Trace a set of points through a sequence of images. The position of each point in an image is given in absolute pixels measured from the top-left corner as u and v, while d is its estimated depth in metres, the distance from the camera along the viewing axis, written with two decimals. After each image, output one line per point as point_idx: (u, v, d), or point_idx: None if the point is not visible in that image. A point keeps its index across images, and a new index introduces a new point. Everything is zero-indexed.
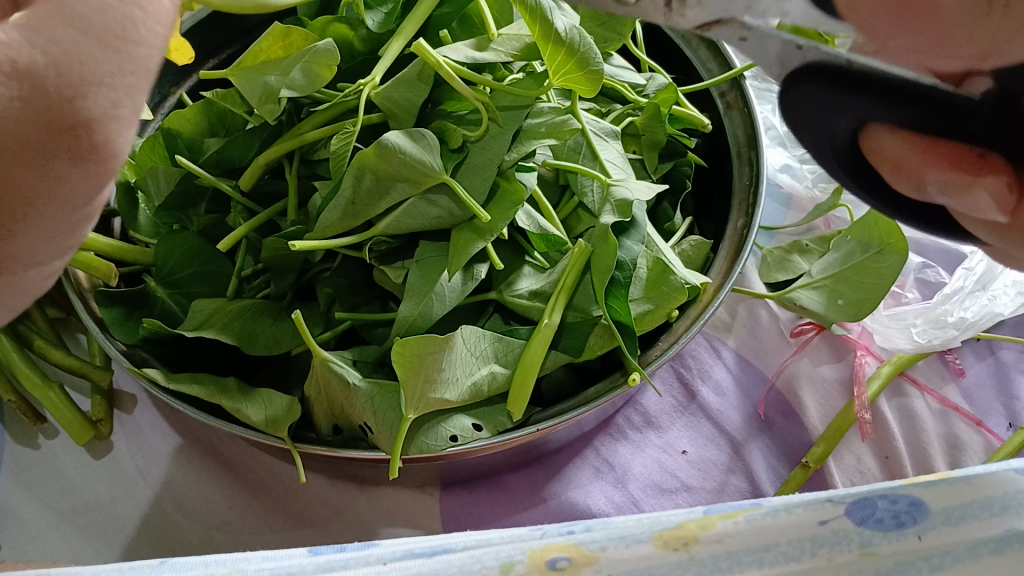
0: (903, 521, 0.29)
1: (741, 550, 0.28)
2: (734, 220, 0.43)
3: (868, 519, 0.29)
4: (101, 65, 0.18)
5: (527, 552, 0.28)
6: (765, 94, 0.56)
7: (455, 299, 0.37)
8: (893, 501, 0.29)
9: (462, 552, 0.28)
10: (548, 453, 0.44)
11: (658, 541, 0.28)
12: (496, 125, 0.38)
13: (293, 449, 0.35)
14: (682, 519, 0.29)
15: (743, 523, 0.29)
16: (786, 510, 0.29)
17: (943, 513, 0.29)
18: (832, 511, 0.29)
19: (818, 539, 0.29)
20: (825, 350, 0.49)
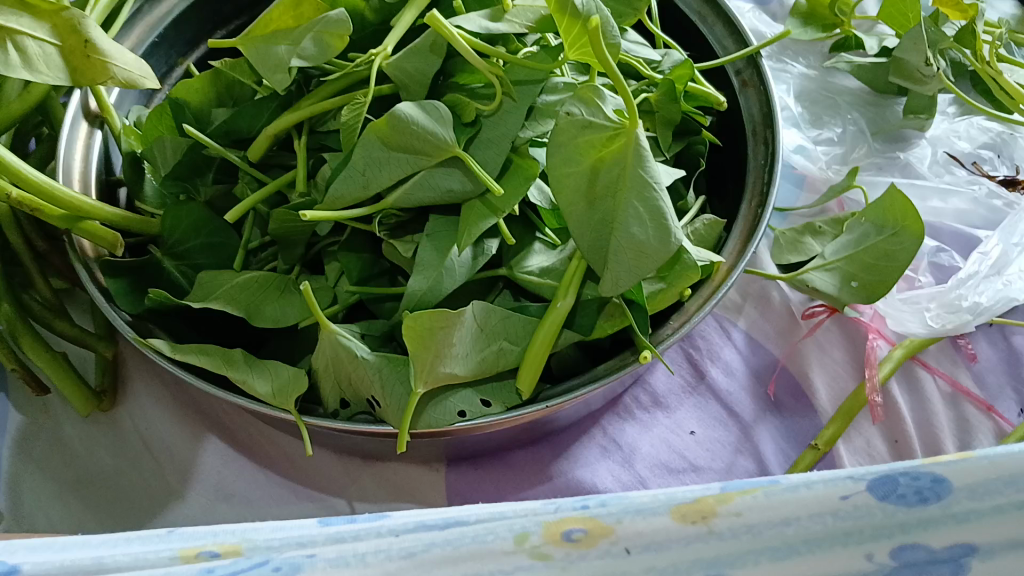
0: (927, 498, 0.28)
1: (760, 523, 0.28)
2: (748, 199, 0.42)
3: (890, 495, 0.28)
4: None
5: (543, 523, 0.28)
6: (780, 75, 0.55)
7: (465, 273, 0.37)
8: (915, 478, 0.28)
9: (477, 524, 0.28)
10: (555, 431, 0.44)
11: (675, 514, 0.28)
12: (512, 97, 0.37)
13: (301, 422, 0.35)
14: (700, 494, 0.28)
15: (762, 498, 0.28)
16: (805, 487, 0.28)
17: (967, 490, 0.28)
18: (853, 487, 0.28)
19: (838, 514, 0.28)
20: (836, 333, 0.48)
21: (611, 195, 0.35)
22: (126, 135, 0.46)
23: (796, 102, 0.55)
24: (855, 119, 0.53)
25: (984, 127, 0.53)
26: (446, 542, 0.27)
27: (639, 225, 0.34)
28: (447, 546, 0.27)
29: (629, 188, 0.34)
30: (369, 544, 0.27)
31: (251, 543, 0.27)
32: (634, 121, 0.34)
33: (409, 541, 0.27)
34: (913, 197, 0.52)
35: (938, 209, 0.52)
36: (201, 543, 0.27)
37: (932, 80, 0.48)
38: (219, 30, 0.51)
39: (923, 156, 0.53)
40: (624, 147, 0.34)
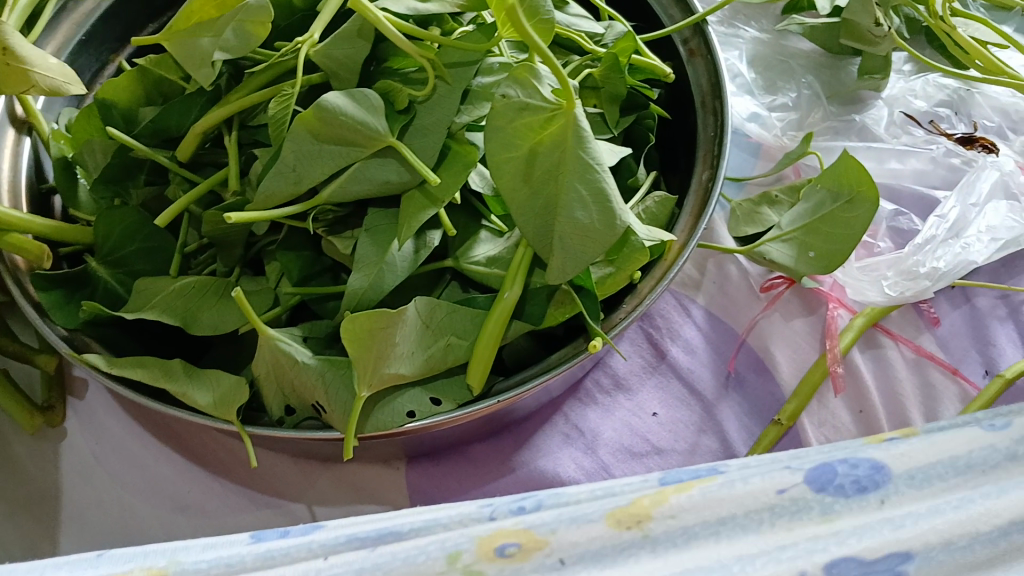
0: (865, 486, 0.28)
1: (696, 524, 0.27)
2: (699, 173, 0.41)
3: (828, 486, 0.28)
4: None
5: (475, 539, 0.27)
6: (732, 40, 0.54)
7: (407, 268, 0.35)
8: (853, 467, 0.29)
9: (408, 542, 0.27)
10: (516, 421, 0.43)
11: (610, 520, 0.27)
12: (447, 80, 0.35)
13: (243, 433, 0.34)
14: (636, 497, 0.28)
15: (697, 497, 0.28)
16: (742, 482, 0.28)
17: (906, 476, 0.28)
18: (789, 480, 0.28)
19: (776, 509, 0.28)
20: (797, 303, 0.47)
21: (552, 179, 0.34)
22: (56, 140, 0.43)
23: (749, 68, 0.53)
24: (810, 83, 0.52)
25: (939, 84, 0.52)
26: (374, 566, 0.26)
27: (583, 209, 0.33)
28: (376, 570, 0.25)
29: (571, 171, 0.33)
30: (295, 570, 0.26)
31: (179, 566, 0.26)
32: (571, 102, 0.32)
33: (338, 566, 0.26)
34: (871, 160, 0.51)
35: (896, 171, 0.50)
36: (129, 568, 0.26)
37: (884, 40, 0.47)
38: (151, 24, 0.49)
39: (878, 117, 0.52)
40: (563, 129, 0.33)
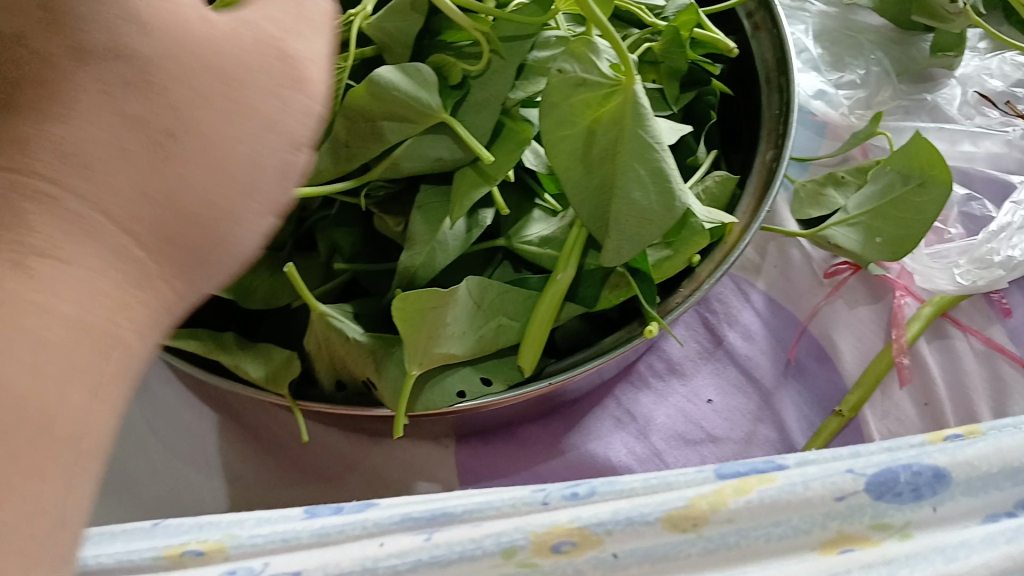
0: (922, 493, 0.28)
1: (749, 525, 0.28)
2: (763, 152, 0.40)
3: (886, 494, 0.28)
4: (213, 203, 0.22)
5: (531, 536, 0.28)
6: (797, 14, 0.51)
7: (458, 247, 0.35)
8: (916, 475, 0.28)
9: (467, 528, 0.28)
10: (566, 403, 0.42)
11: (666, 524, 0.28)
12: (503, 53, 0.34)
13: (294, 407, 0.34)
14: (693, 497, 0.28)
15: (756, 502, 0.28)
16: (803, 486, 0.28)
17: (964, 485, 0.28)
18: (850, 487, 0.28)
19: (830, 513, 0.28)
20: (861, 289, 0.46)
21: (610, 159, 0.33)
22: None
23: (816, 43, 0.51)
24: (878, 60, 0.49)
25: (1019, 63, 0.49)
26: (433, 560, 0.28)
27: (640, 190, 0.32)
28: (433, 564, 0.28)
29: (629, 150, 0.32)
30: (351, 561, 0.28)
31: (235, 541, 0.29)
32: (631, 78, 0.32)
33: (395, 557, 0.28)
34: (942, 141, 0.49)
35: (969, 153, 0.48)
36: (186, 540, 0.29)
37: (958, 17, 0.45)
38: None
39: (951, 97, 0.49)
40: (620, 107, 0.32)
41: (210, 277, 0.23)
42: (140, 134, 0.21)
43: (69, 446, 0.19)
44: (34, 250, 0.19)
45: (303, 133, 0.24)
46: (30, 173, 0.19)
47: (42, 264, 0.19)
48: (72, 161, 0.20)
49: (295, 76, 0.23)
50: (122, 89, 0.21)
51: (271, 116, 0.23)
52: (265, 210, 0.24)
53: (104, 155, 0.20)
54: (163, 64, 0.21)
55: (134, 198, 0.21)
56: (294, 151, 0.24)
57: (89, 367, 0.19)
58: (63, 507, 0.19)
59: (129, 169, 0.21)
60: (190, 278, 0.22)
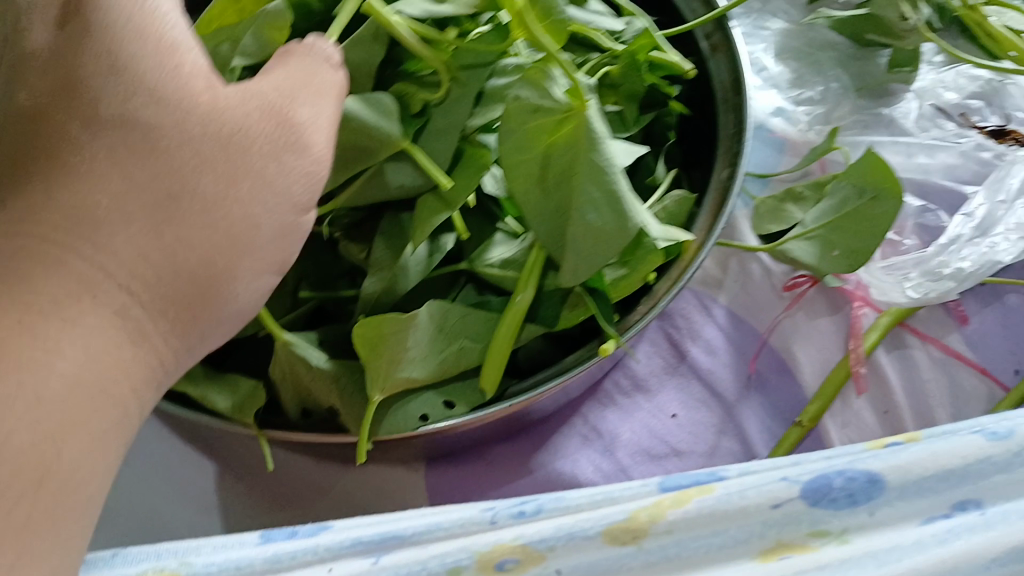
0: (857, 499, 0.33)
1: (687, 538, 0.33)
2: (719, 170, 0.41)
3: (820, 501, 0.33)
4: (216, 258, 0.27)
5: (475, 556, 0.31)
6: (757, 33, 0.53)
7: (419, 272, 0.36)
8: (848, 481, 0.33)
9: (417, 551, 0.32)
10: (534, 423, 0.43)
11: (606, 538, 0.32)
12: (463, 83, 0.36)
13: (261, 436, 0.34)
14: (634, 510, 0.32)
15: (691, 511, 0.32)
16: (739, 496, 0.33)
17: (897, 489, 0.33)
18: (786, 495, 0.33)
19: (769, 521, 0.33)
20: (821, 302, 0.47)
21: (566, 181, 0.34)
22: None
23: (774, 62, 0.53)
24: (836, 77, 0.51)
25: (973, 76, 0.51)
26: None
27: (595, 210, 0.33)
28: None
29: (582, 173, 0.33)
30: None
31: (190, 569, 0.31)
32: (583, 102, 0.33)
33: None
34: (899, 154, 0.49)
35: (925, 166, 0.49)
36: (145, 569, 0.30)
37: (911, 34, 0.46)
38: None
39: (907, 110, 0.50)
40: (574, 130, 0.33)
41: (215, 321, 0.28)
42: (145, 197, 0.26)
43: (62, 499, 0.24)
44: (48, 301, 0.24)
45: (299, 196, 0.29)
46: (51, 236, 0.25)
47: (51, 310, 0.24)
48: (86, 224, 0.25)
49: (293, 145, 0.28)
50: (132, 156, 0.26)
51: (268, 181, 0.28)
52: (264, 269, 0.29)
53: (113, 219, 0.26)
54: (164, 134, 0.26)
55: (140, 254, 0.26)
56: (288, 212, 0.29)
57: (92, 419, 0.25)
58: (61, 548, 0.24)
59: (139, 224, 0.26)
60: (189, 334, 0.28)
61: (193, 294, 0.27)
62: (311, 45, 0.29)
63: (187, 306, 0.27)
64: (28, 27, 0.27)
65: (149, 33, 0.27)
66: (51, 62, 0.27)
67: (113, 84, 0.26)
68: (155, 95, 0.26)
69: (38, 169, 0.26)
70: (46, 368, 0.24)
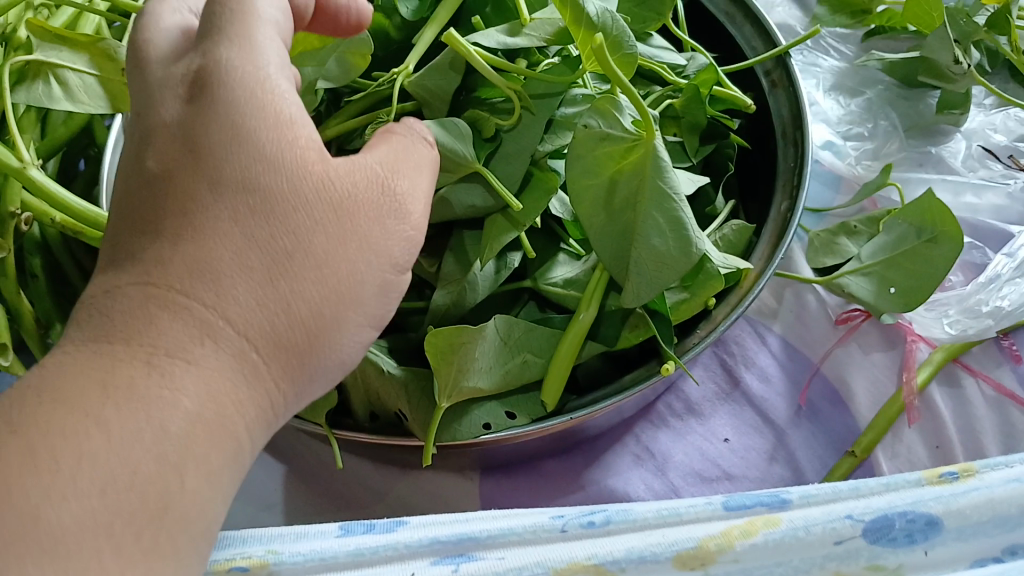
0: (915, 538, 0.32)
1: (754, 566, 0.31)
2: (778, 203, 0.42)
3: (882, 538, 0.32)
4: (325, 313, 0.26)
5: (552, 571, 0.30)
6: (810, 69, 0.55)
7: (488, 287, 0.37)
8: (909, 521, 0.32)
9: (491, 557, 0.31)
10: (588, 439, 0.44)
11: (677, 562, 0.31)
12: (535, 110, 0.37)
13: (332, 435, 0.36)
14: (702, 539, 0.31)
15: (760, 544, 0.31)
16: (805, 529, 0.31)
17: (954, 531, 0.32)
18: (849, 531, 0.32)
19: (830, 555, 0.32)
20: (875, 335, 0.47)
21: (631, 207, 0.35)
22: None
23: (825, 97, 0.54)
24: (887, 114, 0.52)
25: (1021, 119, 0.52)
26: None
27: (659, 235, 0.35)
28: None
29: (649, 199, 0.35)
30: None
31: (277, 558, 0.29)
32: (651, 132, 0.34)
33: None
34: (947, 192, 0.51)
35: (973, 205, 0.50)
36: (230, 555, 0.29)
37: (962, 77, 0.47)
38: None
39: (956, 151, 0.52)
40: (642, 159, 0.35)
41: (314, 376, 0.27)
42: (262, 254, 0.25)
43: (183, 529, 0.23)
44: (164, 352, 0.24)
45: (399, 256, 0.29)
46: (171, 287, 0.24)
47: (171, 363, 0.24)
48: (205, 279, 0.24)
49: (398, 209, 0.28)
50: (248, 216, 0.25)
51: (376, 241, 0.28)
52: (363, 325, 0.28)
53: (233, 273, 0.25)
54: (280, 192, 0.26)
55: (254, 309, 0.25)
56: (389, 270, 0.29)
57: (206, 458, 0.24)
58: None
59: (254, 281, 0.25)
60: (295, 382, 0.27)
61: (300, 349, 0.26)
62: (408, 125, 0.32)
63: (294, 359, 0.26)
64: (153, 90, 0.27)
65: (268, 99, 0.26)
66: (175, 127, 0.26)
67: (234, 147, 0.25)
68: (270, 157, 0.26)
69: (162, 229, 0.25)
70: (157, 419, 0.23)
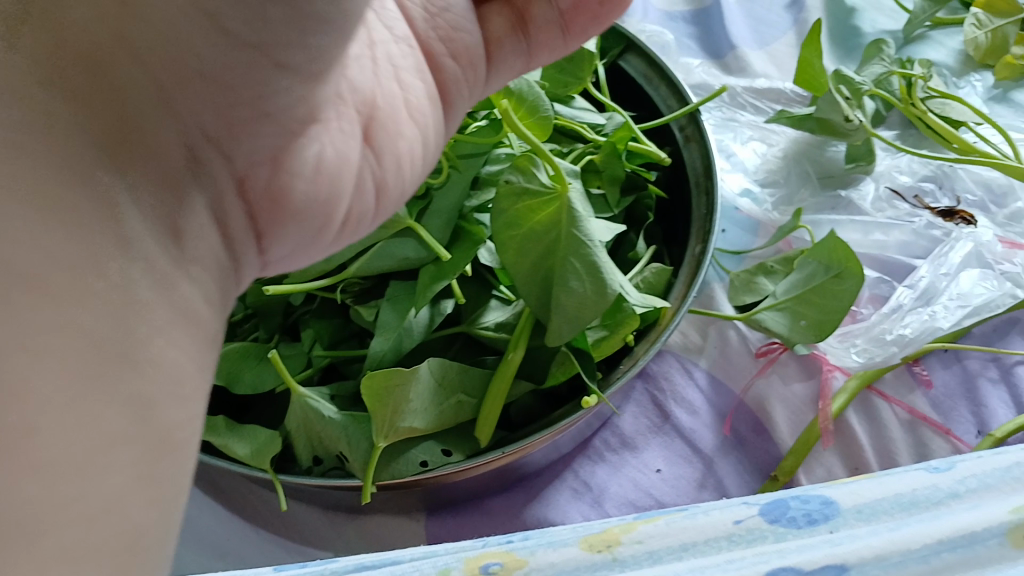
0: (815, 519, 0.32)
1: (661, 549, 0.31)
2: (692, 247, 0.45)
3: (781, 517, 0.32)
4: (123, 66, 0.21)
5: (463, 559, 0.30)
6: (729, 124, 0.61)
7: (422, 332, 0.40)
8: (805, 501, 0.33)
9: (410, 560, 0.31)
10: (527, 476, 0.46)
11: (583, 544, 0.31)
12: (465, 169, 0.41)
13: (276, 480, 0.37)
14: (607, 527, 0.32)
15: (663, 525, 0.32)
16: (704, 513, 0.32)
17: (853, 509, 0.32)
18: (746, 512, 0.32)
19: (733, 537, 0.31)
20: (795, 367, 0.51)
21: (550, 255, 0.38)
22: None
23: (741, 149, 0.59)
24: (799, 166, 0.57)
25: (924, 162, 0.57)
26: None
27: (577, 278, 0.38)
28: None
29: (566, 246, 0.38)
30: None
31: None
32: (565, 185, 0.38)
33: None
34: (857, 232, 0.55)
35: (881, 242, 0.54)
36: None
37: (857, 130, 0.52)
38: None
39: (865, 194, 0.56)
40: (558, 211, 0.38)
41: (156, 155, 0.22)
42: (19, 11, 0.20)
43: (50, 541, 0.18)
44: None
45: None
46: None
47: None
48: None
49: None
50: None
51: None
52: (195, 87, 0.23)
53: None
54: None
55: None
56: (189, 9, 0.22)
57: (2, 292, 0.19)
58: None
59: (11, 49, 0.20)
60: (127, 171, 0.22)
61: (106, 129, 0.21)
62: None
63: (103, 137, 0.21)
64: None
65: None
66: None
67: None
68: None
69: None
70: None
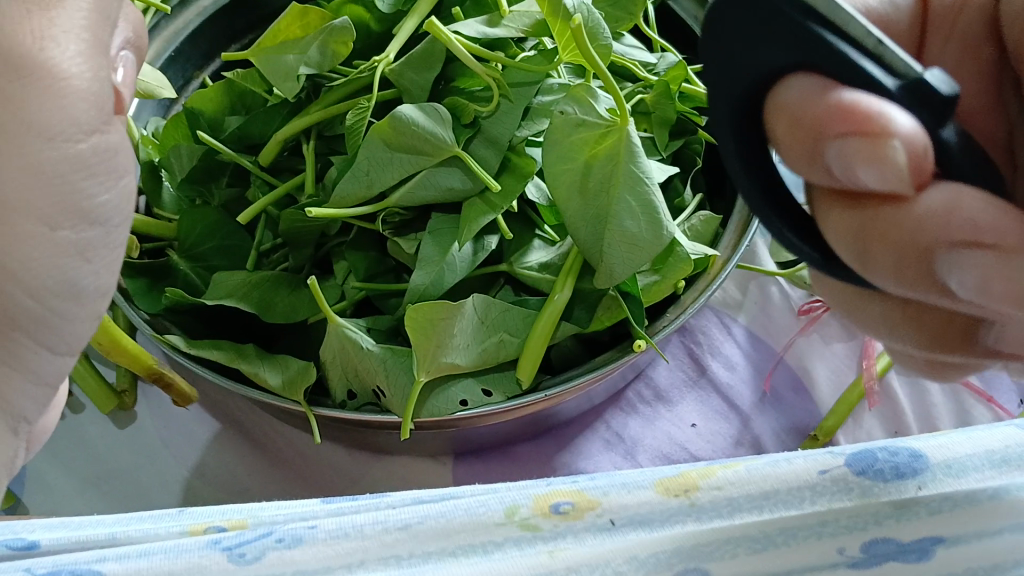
0: (904, 473, 0.27)
1: (741, 497, 0.27)
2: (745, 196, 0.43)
3: (868, 470, 0.27)
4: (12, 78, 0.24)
5: (532, 497, 0.28)
6: None
7: (465, 268, 0.38)
8: (893, 453, 0.27)
9: (470, 497, 0.28)
10: (560, 424, 0.45)
11: (659, 487, 0.28)
12: (517, 96, 0.39)
13: (309, 414, 0.36)
14: (684, 470, 0.28)
15: (743, 472, 0.28)
16: (785, 461, 0.28)
17: (945, 466, 0.27)
18: (831, 462, 0.27)
19: (816, 489, 0.27)
20: (836, 327, 0.49)
21: (605, 192, 0.36)
22: (144, 144, 0.44)
23: None
24: None
25: None
26: (440, 515, 0.27)
27: (631, 218, 0.36)
28: (441, 518, 0.27)
29: (622, 183, 0.36)
30: (365, 517, 0.27)
31: (256, 519, 0.28)
32: (626, 120, 0.35)
33: (407, 513, 0.27)
34: None
35: None
36: (209, 520, 0.28)
37: None
38: (247, 35, 0.49)
39: None
40: (616, 145, 0.36)
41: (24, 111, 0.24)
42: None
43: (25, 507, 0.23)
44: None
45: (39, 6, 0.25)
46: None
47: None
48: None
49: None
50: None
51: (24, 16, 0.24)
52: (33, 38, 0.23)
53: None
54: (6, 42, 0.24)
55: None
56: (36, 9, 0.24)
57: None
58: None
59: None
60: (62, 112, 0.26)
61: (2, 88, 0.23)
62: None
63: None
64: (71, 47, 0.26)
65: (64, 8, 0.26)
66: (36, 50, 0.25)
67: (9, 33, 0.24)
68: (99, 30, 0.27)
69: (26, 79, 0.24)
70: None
